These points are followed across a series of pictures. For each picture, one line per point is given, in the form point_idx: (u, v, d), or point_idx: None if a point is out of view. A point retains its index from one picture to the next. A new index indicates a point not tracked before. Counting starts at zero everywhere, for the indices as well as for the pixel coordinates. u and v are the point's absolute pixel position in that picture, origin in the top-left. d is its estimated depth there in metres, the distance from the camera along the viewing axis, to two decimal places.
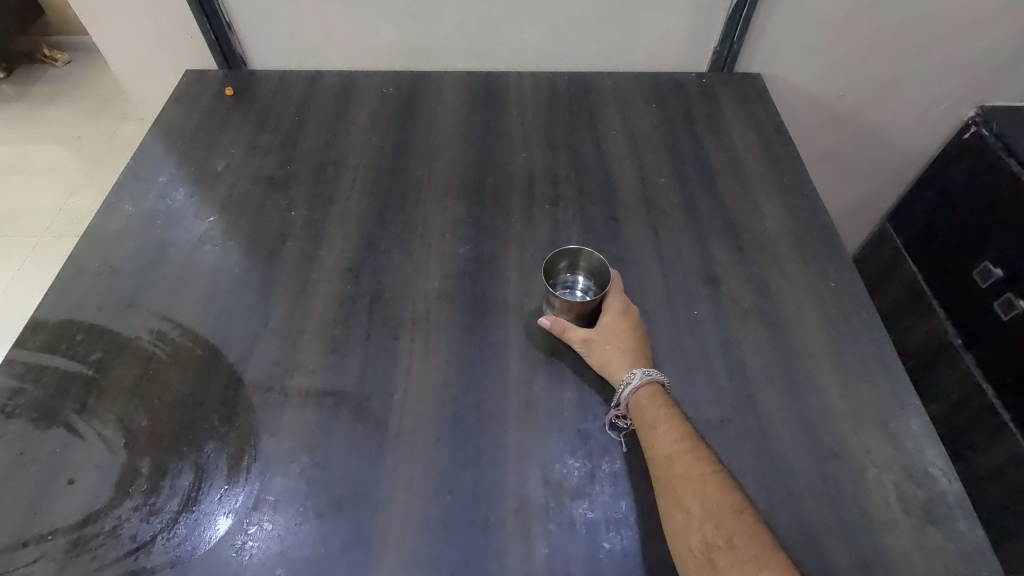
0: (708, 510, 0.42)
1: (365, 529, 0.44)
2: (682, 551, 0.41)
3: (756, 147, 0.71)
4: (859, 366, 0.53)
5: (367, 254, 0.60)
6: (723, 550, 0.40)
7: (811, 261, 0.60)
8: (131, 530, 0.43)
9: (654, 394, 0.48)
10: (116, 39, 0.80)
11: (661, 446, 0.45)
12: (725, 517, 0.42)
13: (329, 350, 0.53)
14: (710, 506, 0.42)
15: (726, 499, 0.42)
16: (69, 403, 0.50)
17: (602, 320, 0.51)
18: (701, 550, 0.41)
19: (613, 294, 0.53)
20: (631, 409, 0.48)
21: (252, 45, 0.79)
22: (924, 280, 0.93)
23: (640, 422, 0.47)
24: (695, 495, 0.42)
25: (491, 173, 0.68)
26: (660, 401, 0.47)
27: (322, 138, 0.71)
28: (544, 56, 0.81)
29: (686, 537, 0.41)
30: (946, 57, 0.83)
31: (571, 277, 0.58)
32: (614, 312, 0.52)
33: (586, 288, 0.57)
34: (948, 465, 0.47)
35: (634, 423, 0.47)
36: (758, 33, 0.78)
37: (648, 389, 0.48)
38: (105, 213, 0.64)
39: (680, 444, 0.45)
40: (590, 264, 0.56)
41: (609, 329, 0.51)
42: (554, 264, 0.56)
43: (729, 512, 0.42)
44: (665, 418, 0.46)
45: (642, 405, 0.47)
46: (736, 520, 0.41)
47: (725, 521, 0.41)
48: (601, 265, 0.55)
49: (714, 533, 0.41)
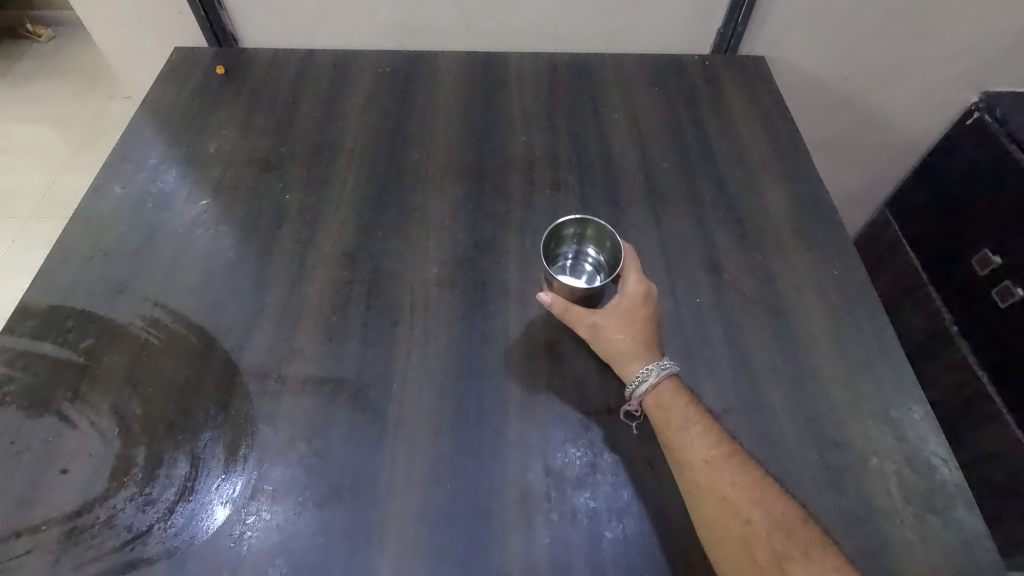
0: (772, 520, 0.42)
1: (366, 519, 0.43)
2: (749, 562, 0.41)
3: (759, 132, 0.70)
4: (862, 355, 0.53)
5: (364, 239, 0.59)
6: (798, 560, 0.41)
7: (814, 248, 0.60)
8: (126, 520, 0.43)
9: (676, 393, 0.47)
10: (101, 13, 0.77)
11: (696, 447, 0.44)
12: (793, 526, 0.42)
13: (327, 337, 0.52)
14: (772, 516, 0.42)
15: (789, 508, 0.42)
16: (60, 391, 0.49)
17: (614, 305, 0.50)
18: (771, 560, 0.41)
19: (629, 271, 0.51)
20: (653, 412, 0.46)
21: (243, 23, 0.77)
22: (922, 266, 0.93)
23: (666, 426, 0.46)
24: (754, 504, 0.42)
25: (490, 156, 0.66)
26: (684, 402, 0.46)
27: (317, 119, 0.70)
28: (544, 36, 0.79)
29: (752, 547, 0.41)
30: (950, 40, 0.82)
31: (578, 247, 0.56)
32: (633, 292, 0.50)
33: (594, 259, 0.56)
34: (949, 453, 0.47)
35: (660, 427, 0.46)
36: (763, 15, 0.77)
37: (670, 382, 0.47)
38: (93, 195, 0.62)
39: (721, 448, 0.44)
40: (599, 236, 0.55)
41: (626, 312, 0.49)
42: (561, 231, 0.55)
43: (796, 521, 0.42)
44: (695, 420, 0.45)
45: (666, 403, 0.46)
46: (803, 529, 0.42)
47: (793, 531, 0.42)
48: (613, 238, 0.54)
49: (784, 543, 0.41)
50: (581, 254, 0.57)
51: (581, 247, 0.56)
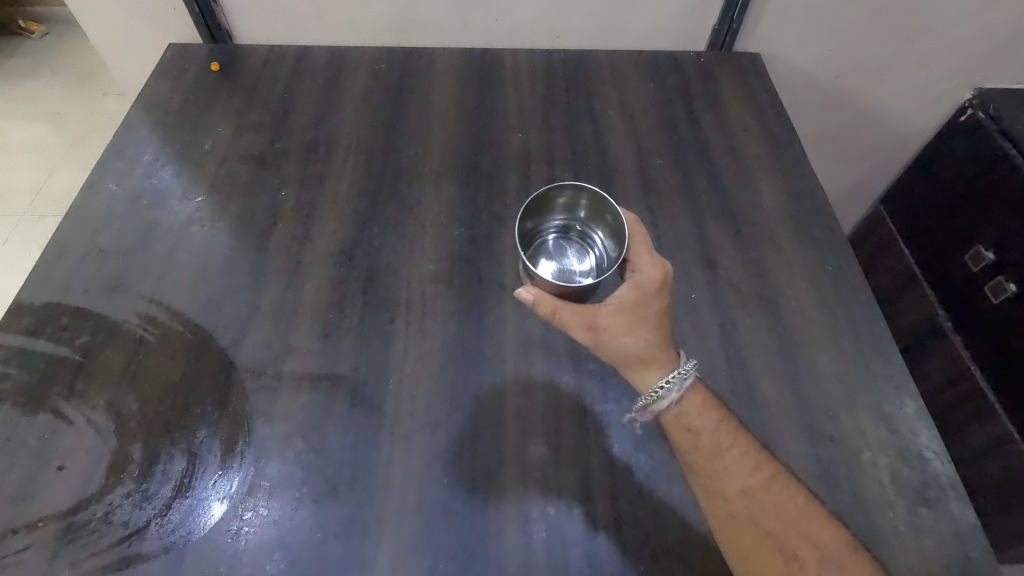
0: (820, 555, 0.40)
1: (363, 514, 0.44)
2: None
3: (754, 128, 0.70)
4: (855, 349, 0.53)
5: (360, 235, 0.59)
6: None
7: (809, 244, 0.60)
8: (123, 516, 0.43)
9: (705, 410, 0.44)
10: (95, 9, 0.77)
11: (730, 474, 0.42)
12: (846, 560, 0.40)
13: (323, 334, 0.52)
14: (822, 548, 0.40)
15: (837, 538, 0.41)
16: (56, 388, 0.48)
17: (621, 304, 0.44)
18: None
19: (640, 251, 0.47)
20: (678, 435, 0.44)
21: (238, 19, 0.77)
22: (916, 263, 0.94)
23: (698, 452, 0.43)
24: (800, 539, 0.41)
25: (487, 153, 0.66)
26: (715, 421, 0.44)
27: (313, 115, 0.69)
28: (540, 33, 0.79)
29: None
30: (944, 36, 0.82)
31: (571, 215, 0.54)
32: (648, 276, 0.45)
33: (586, 229, 0.54)
34: (941, 447, 0.47)
35: (690, 453, 0.44)
36: (758, 12, 0.77)
37: (695, 397, 0.44)
38: (88, 192, 0.62)
39: (759, 475, 0.42)
40: (597, 207, 0.52)
41: (634, 303, 0.45)
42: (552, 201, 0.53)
43: (847, 553, 0.40)
44: (729, 444, 0.43)
45: (692, 425, 0.44)
46: (856, 560, 0.40)
47: (847, 565, 0.39)
48: (611, 209, 0.50)
49: None
50: (574, 223, 0.54)
51: (573, 215, 0.54)
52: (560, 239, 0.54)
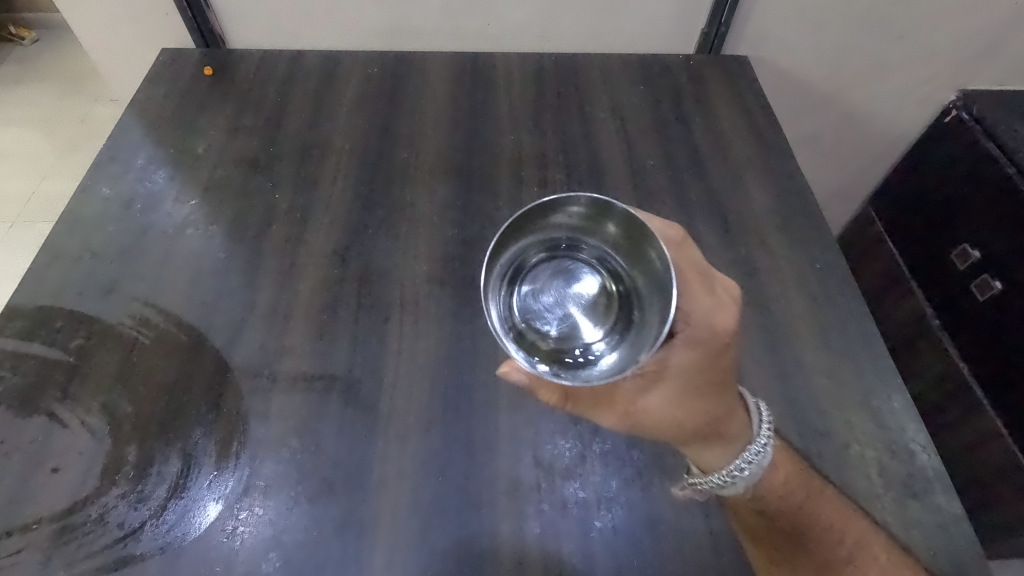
0: None
1: (359, 513, 0.44)
2: None
3: (743, 129, 0.71)
4: (844, 345, 0.54)
5: (354, 237, 0.59)
6: None
7: (797, 242, 0.61)
8: (118, 518, 0.43)
9: (787, 486, 0.43)
10: (87, 14, 0.77)
11: (819, 550, 0.43)
12: None
13: (317, 335, 0.53)
14: None
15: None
16: (50, 391, 0.49)
17: (675, 376, 0.41)
18: None
19: (698, 294, 0.40)
20: (755, 515, 0.44)
21: (231, 24, 0.77)
22: (904, 262, 0.95)
23: (776, 531, 0.43)
24: None
25: (479, 155, 0.67)
26: (798, 498, 0.43)
27: (306, 119, 0.70)
28: (531, 36, 0.80)
29: None
30: (929, 39, 0.83)
31: (583, 231, 0.37)
32: (712, 330, 0.40)
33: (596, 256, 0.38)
34: (928, 440, 0.48)
35: (768, 532, 0.43)
36: (746, 15, 0.78)
37: (776, 476, 0.43)
38: (81, 197, 0.62)
39: (842, 547, 0.42)
40: (629, 234, 0.36)
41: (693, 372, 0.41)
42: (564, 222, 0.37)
43: None
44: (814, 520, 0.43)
45: (769, 507, 0.43)
46: None
47: None
48: (655, 244, 0.35)
49: None
50: (577, 248, 0.38)
51: (585, 233, 0.38)
52: (553, 264, 0.38)
